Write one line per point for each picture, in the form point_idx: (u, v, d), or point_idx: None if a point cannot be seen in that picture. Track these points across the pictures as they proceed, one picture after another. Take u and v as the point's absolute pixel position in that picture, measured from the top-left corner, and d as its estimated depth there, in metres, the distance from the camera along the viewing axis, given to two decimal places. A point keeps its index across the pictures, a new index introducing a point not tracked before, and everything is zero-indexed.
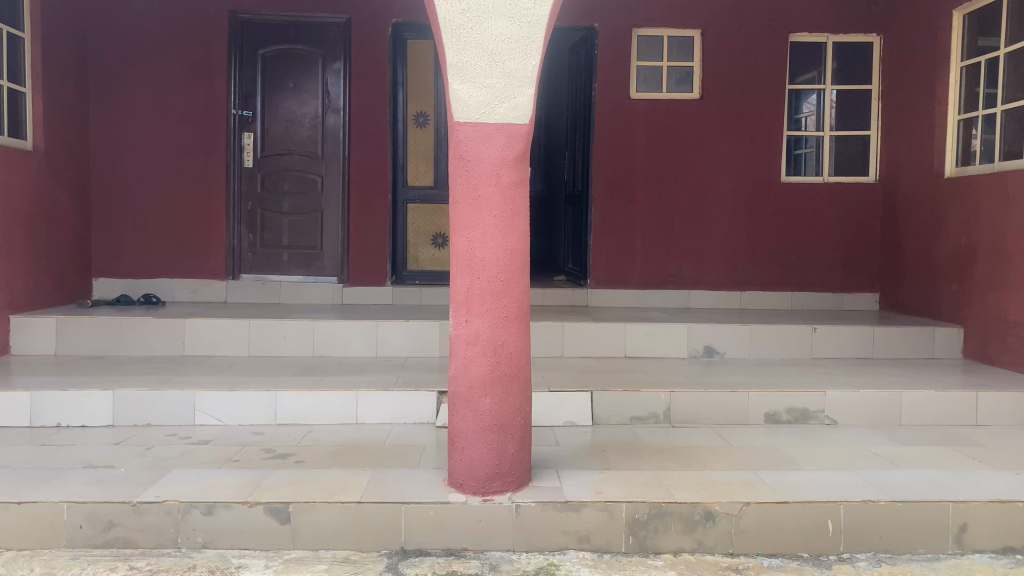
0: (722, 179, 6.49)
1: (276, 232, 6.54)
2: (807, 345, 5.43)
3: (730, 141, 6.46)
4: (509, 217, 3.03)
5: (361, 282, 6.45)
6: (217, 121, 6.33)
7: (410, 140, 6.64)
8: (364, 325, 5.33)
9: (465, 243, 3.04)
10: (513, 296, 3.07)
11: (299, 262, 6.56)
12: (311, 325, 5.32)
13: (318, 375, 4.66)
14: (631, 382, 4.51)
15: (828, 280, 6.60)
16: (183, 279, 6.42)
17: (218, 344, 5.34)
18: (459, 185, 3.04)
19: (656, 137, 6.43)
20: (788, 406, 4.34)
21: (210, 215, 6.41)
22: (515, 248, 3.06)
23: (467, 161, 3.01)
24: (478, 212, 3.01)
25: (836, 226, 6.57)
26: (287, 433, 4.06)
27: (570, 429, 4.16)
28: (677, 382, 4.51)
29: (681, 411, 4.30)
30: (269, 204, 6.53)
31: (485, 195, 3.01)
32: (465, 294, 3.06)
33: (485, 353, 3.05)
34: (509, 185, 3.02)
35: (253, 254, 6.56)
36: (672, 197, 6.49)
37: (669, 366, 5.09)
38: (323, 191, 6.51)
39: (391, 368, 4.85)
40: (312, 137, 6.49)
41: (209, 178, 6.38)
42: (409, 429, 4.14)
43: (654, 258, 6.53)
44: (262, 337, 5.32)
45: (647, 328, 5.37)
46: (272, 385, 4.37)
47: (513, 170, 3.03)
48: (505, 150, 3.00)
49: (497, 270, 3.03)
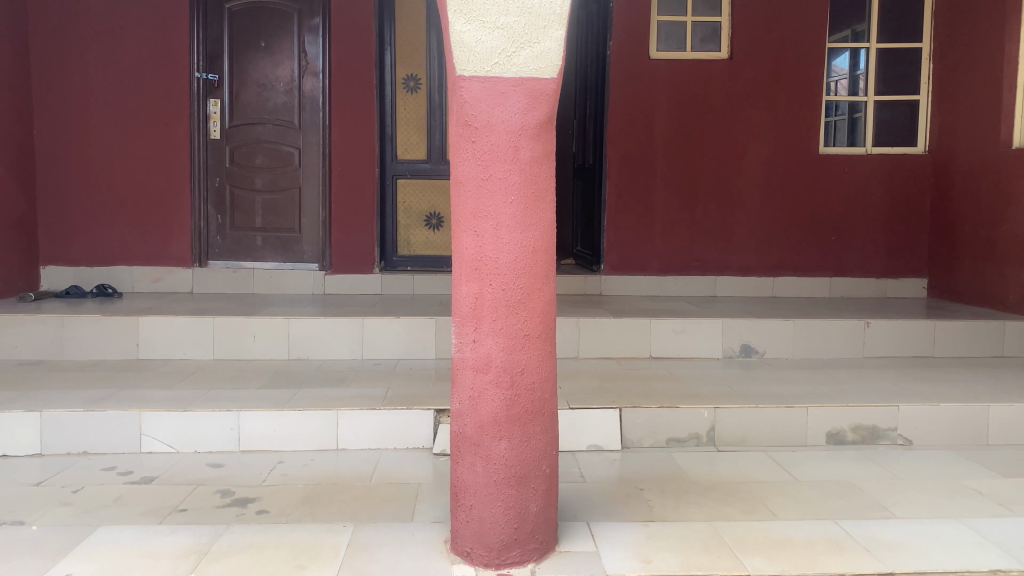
0: (753, 150, 5.73)
1: (248, 213, 5.76)
2: (859, 343, 4.71)
3: (762, 107, 5.70)
4: (529, 205, 2.30)
5: (346, 270, 5.71)
6: (178, 86, 5.53)
7: (398, 107, 5.86)
8: (347, 324, 4.59)
9: (472, 240, 2.31)
10: (535, 309, 2.33)
11: (275, 247, 5.77)
12: (286, 323, 4.57)
13: (292, 387, 3.93)
14: (665, 394, 3.79)
15: (871, 264, 5.87)
16: (143, 268, 5.65)
17: (176, 348, 4.57)
18: (463, 162, 2.31)
19: (679, 103, 5.66)
20: (854, 423, 3.63)
21: (172, 194, 5.62)
22: (537, 246, 2.31)
23: (474, 130, 2.26)
24: (487, 198, 2.28)
25: (881, 203, 5.83)
26: (252, 464, 3.34)
27: (596, 456, 3.45)
28: (719, 394, 3.79)
29: (727, 431, 3.59)
30: (239, 180, 5.73)
31: (497, 175, 2.27)
32: (472, 306, 2.32)
33: (500, 385, 2.32)
34: (529, 162, 2.28)
35: (222, 238, 5.78)
36: (697, 172, 5.73)
37: (703, 370, 4.38)
38: (301, 166, 5.72)
39: (379, 377, 4.12)
40: (288, 103, 5.68)
41: (171, 151, 5.59)
42: (400, 459, 3.42)
43: (676, 240, 5.78)
44: (230, 337, 4.57)
45: (675, 324, 4.65)
46: (234, 403, 3.63)
47: (535, 141, 2.29)
48: (524, 116, 2.25)
49: (514, 274, 2.29)
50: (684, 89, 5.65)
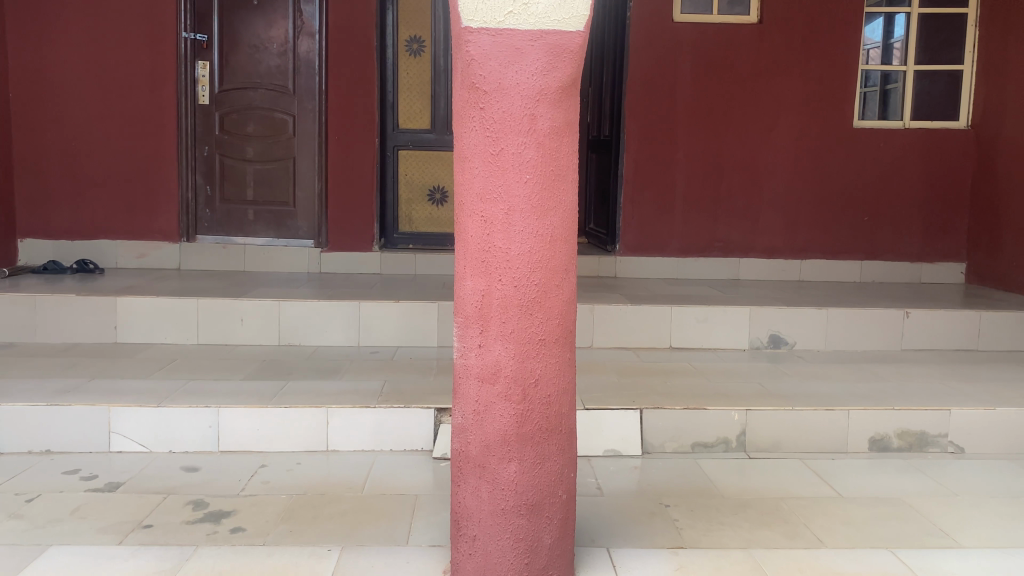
0: (782, 123, 5.32)
1: (238, 184, 5.38)
2: (897, 334, 4.35)
3: (793, 77, 5.28)
4: (547, 185, 1.93)
5: (344, 247, 5.35)
6: (165, 46, 5.13)
7: (401, 72, 5.44)
8: (342, 307, 4.24)
9: (478, 226, 1.95)
10: (552, 310, 1.97)
11: (268, 221, 5.40)
12: (276, 305, 4.22)
13: (280, 378, 3.59)
14: (690, 391, 3.43)
15: (906, 247, 5.48)
16: (128, 242, 5.29)
17: (158, 332, 4.23)
18: (469, 133, 1.93)
19: (704, 71, 5.25)
20: (900, 429, 3.28)
21: (158, 164, 5.25)
22: (556, 235, 1.96)
23: (483, 94, 1.89)
24: (497, 177, 1.91)
25: (918, 182, 5.43)
26: (232, 468, 3.00)
27: (614, 462, 3.11)
28: (750, 393, 3.43)
29: (759, 436, 3.24)
30: (230, 149, 5.34)
31: (511, 149, 1.90)
32: (478, 305, 1.97)
33: (509, 399, 1.97)
34: (548, 134, 1.91)
35: (212, 212, 5.40)
36: (722, 146, 5.33)
37: (729, 363, 4.02)
38: (295, 134, 5.32)
39: (375, 368, 3.77)
40: (282, 67, 5.27)
41: (157, 117, 5.20)
42: (396, 463, 3.08)
43: (697, 219, 5.39)
44: (215, 320, 4.22)
45: (698, 312, 4.28)
46: (215, 397, 3.29)
47: (557, 109, 1.91)
48: (544, 78, 1.88)
49: (528, 268, 1.94)
50: (709, 56, 5.23)
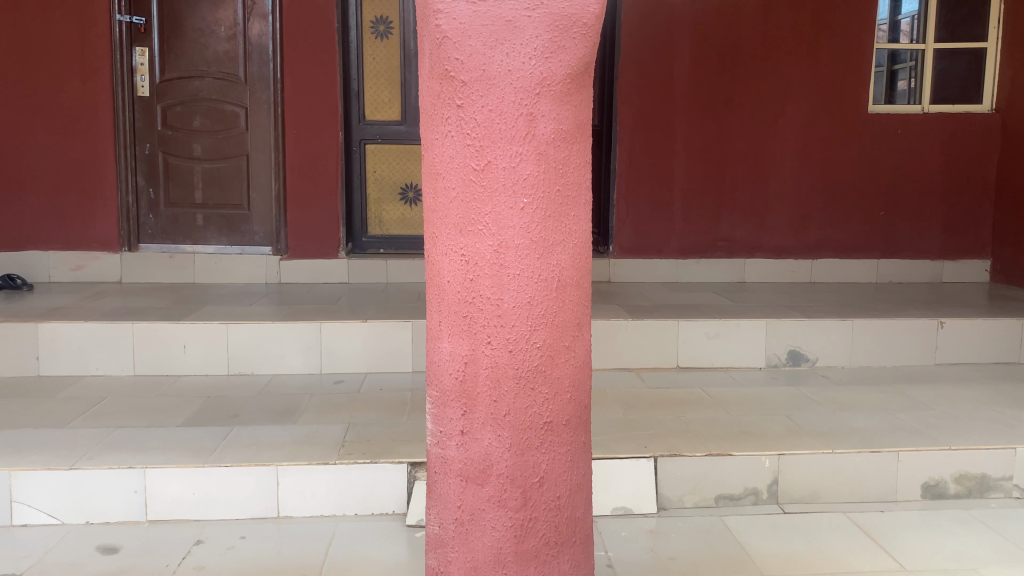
0: (791, 108, 4.81)
1: (185, 185, 4.79)
2: (931, 347, 3.86)
3: (803, 57, 4.76)
4: (550, 212, 1.40)
5: (306, 254, 4.79)
6: (96, 30, 4.52)
7: (366, 56, 4.84)
8: (301, 329, 3.68)
9: (458, 269, 1.42)
10: (560, 383, 1.44)
11: (219, 227, 4.81)
12: (223, 328, 3.66)
13: (224, 423, 3.04)
14: (709, 429, 2.92)
15: (925, 244, 4.99)
16: (61, 253, 4.68)
17: (87, 362, 3.65)
18: (443, 140, 1.40)
19: (705, 52, 4.72)
20: (957, 472, 2.78)
21: (93, 164, 4.63)
22: (563, 280, 1.42)
23: (462, 87, 1.35)
24: (483, 202, 1.38)
25: (939, 172, 4.94)
26: (161, 546, 2.45)
27: (626, 524, 2.58)
28: (778, 430, 2.92)
29: (793, 485, 2.73)
30: (174, 146, 4.75)
31: (499, 163, 1.36)
32: (460, 376, 1.44)
33: (504, 506, 1.44)
34: (551, 141, 1.38)
35: (155, 217, 4.80)
36: (724, 135, 4.81)
37: (747, 387, 3.51)
38: (248, 129, 4.73)
39: (338, 406, 3.23)
40: (231, 53, 4.67)
41: (90, 112, 4.59)
42: (361, 532, 2.54)
43: (698, 217, 4.88)
44: (154, 347, 3.65)
45: (709, 327, 3.76)
46: (142, 452, 2.73)
47: (562, 107, 1.38)
48: (544, 63, 1.34)
49: (527, 328, 1.40)
50: (711, 35, 4.70)
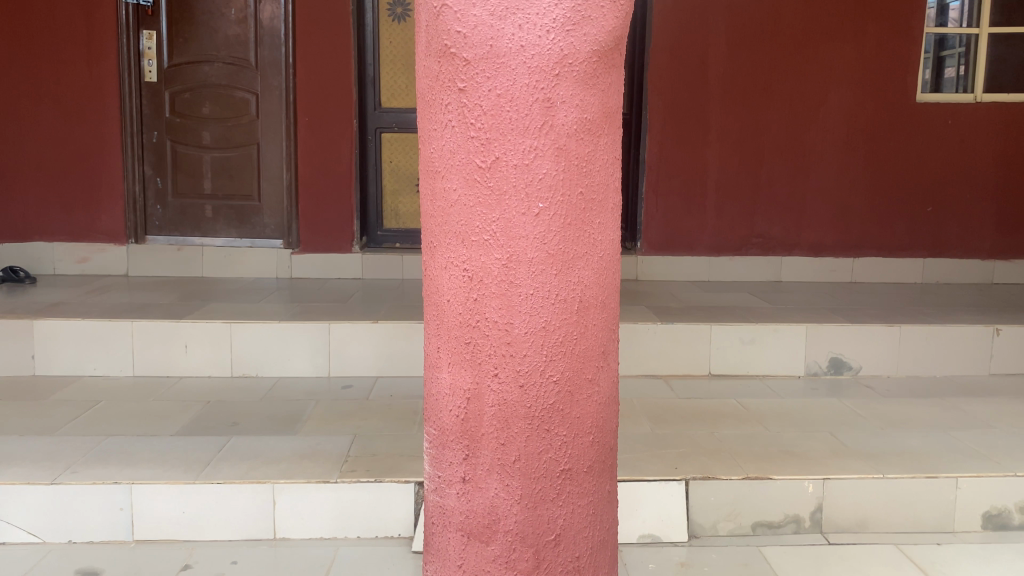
0: (833, 97, 4.51)
1: (194, 175, 4.59)
2: (984, 356, 3.58)
3: (847, 42, 4.46)
4: (571, 219, 1.16)
5: (319, 248, 4.59)
6: (102, 12, 4.33)
7: (382, 40, 4.60)
8: (309, 330, 3.47)
9: (460, 287, 1.18)
10: (581, 425, 1.20)
11: (229, 219, 4.62)
12: (227, 327, 3.46)
13: (222, 432, 2.83)
14: (745, 449, 2.67)
15: (975, 243, 4.68)
16: (66, 245, 4.50)
17: (85, 361, 3.46)
18: (442, 131, 1.17)
19: (742, 37, 4.43)
20: (1022, 501, 2.51)
21: (99, 152, 4.45)
22: (586, 302, 1.19)
23: (465, 67, 1.12)
24: (490, 206, 1.15)
25: (993, 167, 4.61)
26: (145, 571, 2.25)
27: (653, 554, 2.34)
28: (822, 451, 2.67)
29: (839, 512, 2.48)
30: (183, 135, 4.54)
31: (509, 159, 1.13)
32: (463, 413, 1.21)
33: (512, 568, 1.22)
34: (574, 132, 1.14)
35: (163, 208, 4.60)
36: (761, 124, 4.52)
37: (786, 399, 3.25)
38: (259, 116, 4.52)
39: (345, 414, 3.02)
40: (242, 37, 4.45)
41: (95, 98, 4.40)
42: (363, 559, 2.33)
43: (731, 212, 4.60)
44: (154, 347, 3.46)
45: (744, 332, 3.50)
46: (131, 466, 2.52)
47: (587, 92, 1.14)
48: (565, 37, 1.10)
49: (542, 359, 1.17)
50: (748, 19, 4.41)
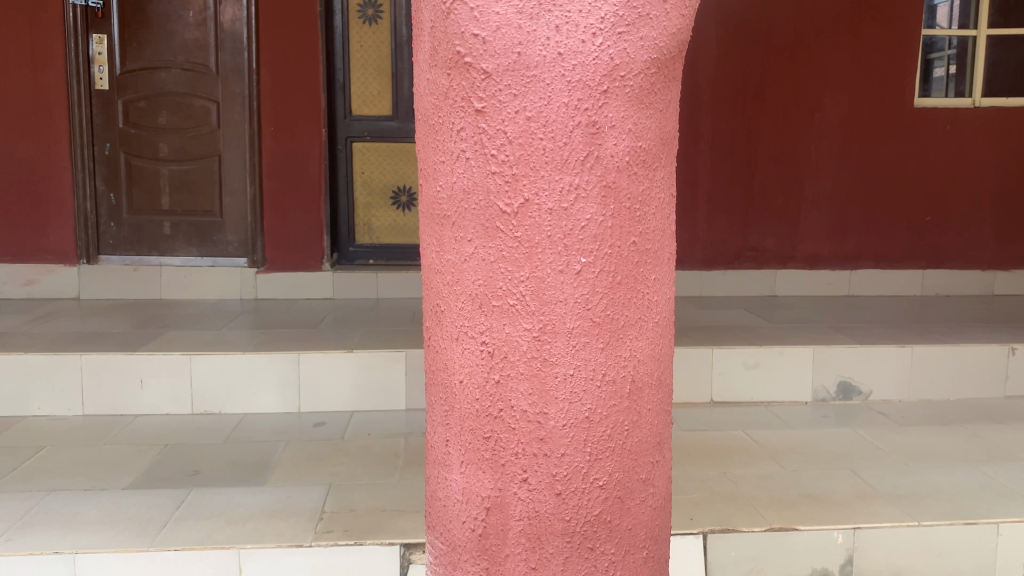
0: (829, 102, 4.30)
1: (149, 189, 4.25)
2: (999, 377, 3.38)
3: (843, 46, 4.26)
4: (621, 277, 0.90)
5: (287, 267, 4.29)
6: (47, 14, 3.99)
7: (352, 43, 4.31)
8: (277, 360, 3.18)
9: (477, 365, 0.92)
10: (630, 537, 0.95)
11: (188, 236, 4.27)
12: (186, 359, 3.15)
13: (180, 483, 2.53)
14: (763, 494, 2.44)
15: (975, 253, 4.50)
16: (11, 266, 4.15)
17: (27, 399, 3.13)
18: (453, 164, 0.90)
19: (734, 40, 4.21)
20: None
21: (46, 166, 4.11)
22: (638, 382, 0.93)
23: (486, 81, 0.85)
24: (517, 262, 0.88)
25: (993, 174, 4.43)
26: None
27: None
28: (847, 494, 2.44)
29: (871, 565, 2.24)
30: (138, 146, 4.20)
31: (542, 201, 0.87)
32: (482, 524, 0.94)
33: None
34: (625, 166, 0.88)
35: (116, 226, 4.25)
36: (755, 131, 4.30)
37: (796, 429, 3.02)
38: (220, 126, 4.20)
39: (318, 458, 2.74)
40: (200, 41, 4.12)
41: (40, 107, 4.06)
42: None
43: (725, 223, 4.37)
44: (105, 383, 3.14)
45: (748, 356, 3.27)
46: (75, 531, 2.21)
47: (642, 113, 0.88)
48: (616, 42, 0.84)
49: (585, 457, 0.91)
50: (740, 21, 4.19)
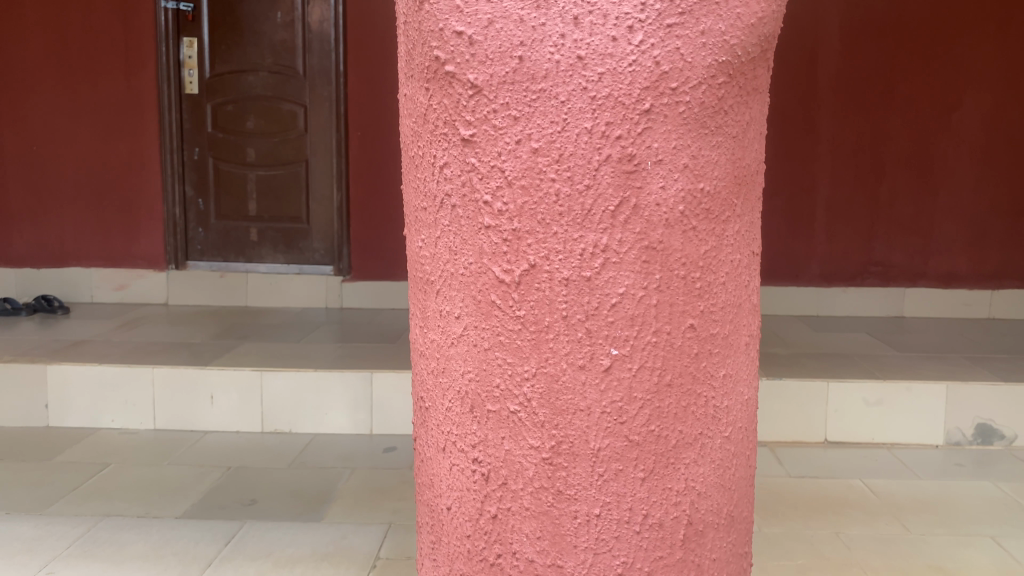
0: (970, 101, 3.81)
1: (238, 194, 4.18)
2: None
3: (989, 38, 3.76)
4: (672, 377, 0.63)
5: (372, 276, 4.14)
6: (140, 19, 3.97)
7: None
8: (348, 379, 3.01)
9: (467, 489, 0.67)
10: None
11: (275, 242, 4.19)
12: (257, 376, 3.02)
13: (234, 514, 2.38)
14: (882, 564, 2.07)
15: None
16: (103, 271, 4.17)
17: (103, 411, 3.08)
18: (436, 214, 0.65)
19: (859, 33, 3.79)
20: None
21: (137, 171, 4.10)
22: (697, 524, 0.66)
23: (478, 96, 0.60)
24: (520, 353, 0.62)
25: None
26: None
27: None
28: (987, 570, 2.04)
29: None
30: (226, 151, 4.14)
31: (555, 267, 0.60)
32: None
33: None
34: (677, 217, 0.61)
35: (205, 231, 4.21)
36: (882, 133, 3.86)
37: (923, 481, 2.61)
38: (307, 130, 4.08)
39: (381, 491, 2.53)
40: (288, 43, 4.01)
41: (133, 111, 4.06)
42: None
43: (845, 235, 3.94)
44: (178, 396, 3.05)
45: (869, 391, 2.88)
46: (116, 566, 2.07)
47: (703, 140, 0.61)
48: (664, 39, 0.58)
49: None
50: (867, 11, 3.76)
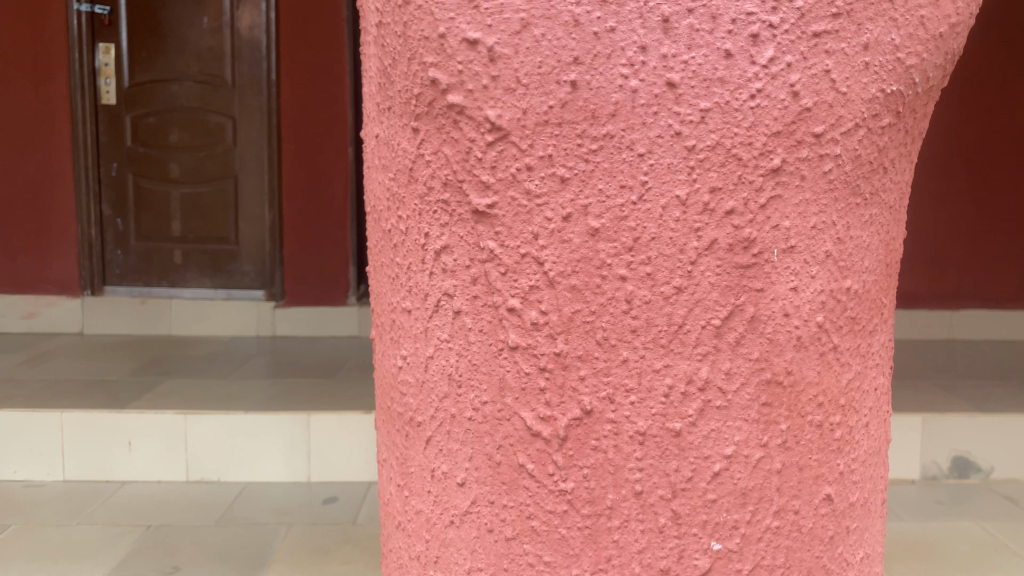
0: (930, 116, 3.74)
1: (161, 214, 3.85)
2: None
3: None
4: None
5: (307, 299, 3.84)
6: (51, 23, 3.63)
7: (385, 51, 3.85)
8: (283, 422, 2.73)
9: None
10: None
11: (201, 266, 3.87)
12: (181, 419, 2.72)
13: None
14: None
15: None
16: (10, 299, 3.80)
17: (4, 461, 2.74)
18: (428, 320, 0.71)
19: None
20: None
21: (49, 189, 3.75)
22: None
23: (596, 122, 0.63)
24: (571, 552, 0.70)
25: None
26: None
27: None
28: None
29: None
30: (148, 168, 3.82)
31: (630, 423, 0.67)
32: None
33: None
34: (816, 329, 0.69)
35: (124, 254, 3.87)
36: None
37: (904, 522, 2.45)
38: (237, 144, 3.79)
39: (322, 554, 2.25)
40: (215, 50, 3.71)
41: (43, 124, 3.70)
42: None
43: None
44: (92, 444, 2.72)
45: None
46: None
47: (855, 215, 0.70)
48: (813, 56, 0.64)
49: None
50: None
